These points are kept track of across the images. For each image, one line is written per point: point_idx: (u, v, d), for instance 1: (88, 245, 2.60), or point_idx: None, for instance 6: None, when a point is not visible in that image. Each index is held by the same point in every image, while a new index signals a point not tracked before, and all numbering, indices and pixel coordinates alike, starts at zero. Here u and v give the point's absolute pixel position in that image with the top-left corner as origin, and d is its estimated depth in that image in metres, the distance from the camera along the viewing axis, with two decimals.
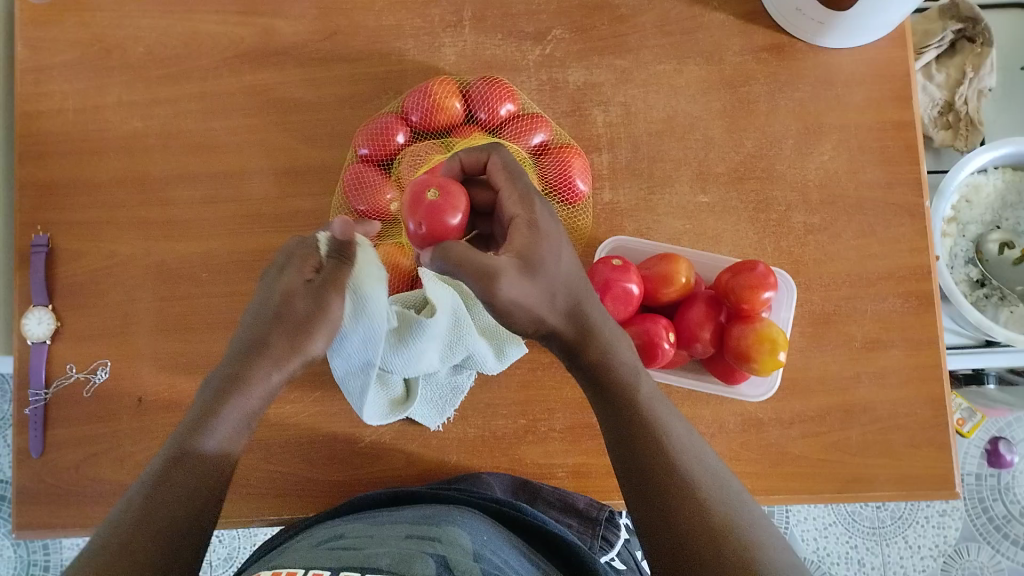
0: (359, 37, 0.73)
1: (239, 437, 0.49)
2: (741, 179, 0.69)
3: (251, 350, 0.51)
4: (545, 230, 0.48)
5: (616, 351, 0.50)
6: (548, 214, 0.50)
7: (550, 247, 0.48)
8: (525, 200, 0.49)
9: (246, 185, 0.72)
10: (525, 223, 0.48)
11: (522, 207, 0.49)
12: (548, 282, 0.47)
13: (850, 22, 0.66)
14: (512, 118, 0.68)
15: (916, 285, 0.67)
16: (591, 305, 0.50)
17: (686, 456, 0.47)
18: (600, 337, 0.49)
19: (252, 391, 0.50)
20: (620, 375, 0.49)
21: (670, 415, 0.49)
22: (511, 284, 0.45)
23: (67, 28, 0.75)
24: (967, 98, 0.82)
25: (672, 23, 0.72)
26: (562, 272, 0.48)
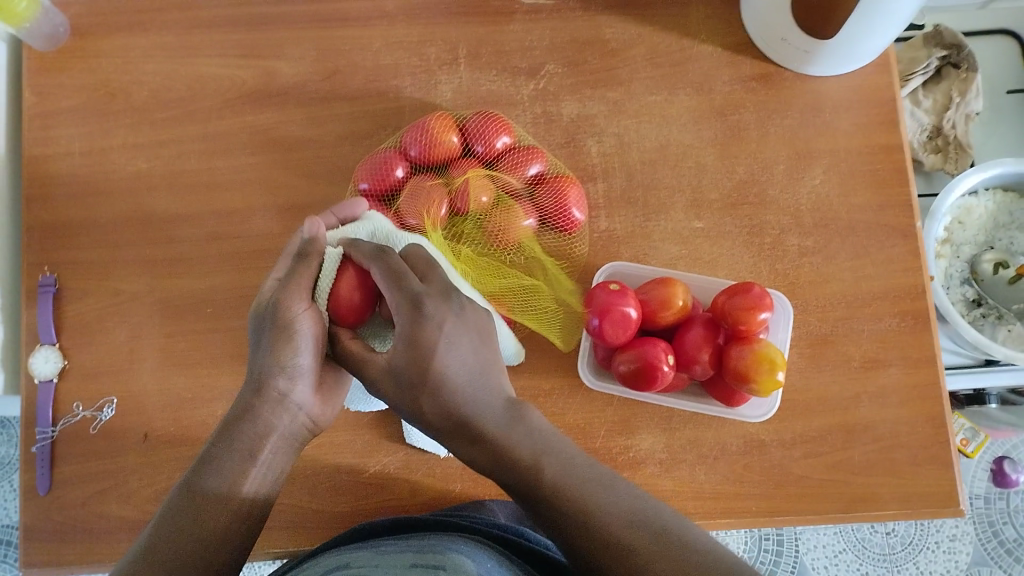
0: (358, 76, 0.76)
1: (245, 472, 0.50)
2: (734, 205, 0.70)
3: (249, 385, 0.52)
4: (422, 338, 0.48)
5: (510, 445, 0.48)
6: (434, 318, 0.49)
7: (418, 353, 0.48)
8: (407, 306, 0.49)
9: (249, 222, 0.73)
10: (403, 336, 0.49)
11: (400, 316, 0.49)
12: (424, 390, 0.48)
13: (835, 50, 0.67)
14: (509, 150, 0.70)
15: (911, 304, 0.68)
16: (478, 412, 0.48)
17: (613, 516, 0.44)
18: (488, 431, 0.48)
19: (251, 423, 0.51)
20: (516, 457, 0.47)
21: (587, 479, 0.46)
22: (375, 381, 0.50)
23: (75, 75, 0.78)
24: (954, 123, 0.83)
25: (662, 56, 0.74)
26: (439, 376, 0.48)
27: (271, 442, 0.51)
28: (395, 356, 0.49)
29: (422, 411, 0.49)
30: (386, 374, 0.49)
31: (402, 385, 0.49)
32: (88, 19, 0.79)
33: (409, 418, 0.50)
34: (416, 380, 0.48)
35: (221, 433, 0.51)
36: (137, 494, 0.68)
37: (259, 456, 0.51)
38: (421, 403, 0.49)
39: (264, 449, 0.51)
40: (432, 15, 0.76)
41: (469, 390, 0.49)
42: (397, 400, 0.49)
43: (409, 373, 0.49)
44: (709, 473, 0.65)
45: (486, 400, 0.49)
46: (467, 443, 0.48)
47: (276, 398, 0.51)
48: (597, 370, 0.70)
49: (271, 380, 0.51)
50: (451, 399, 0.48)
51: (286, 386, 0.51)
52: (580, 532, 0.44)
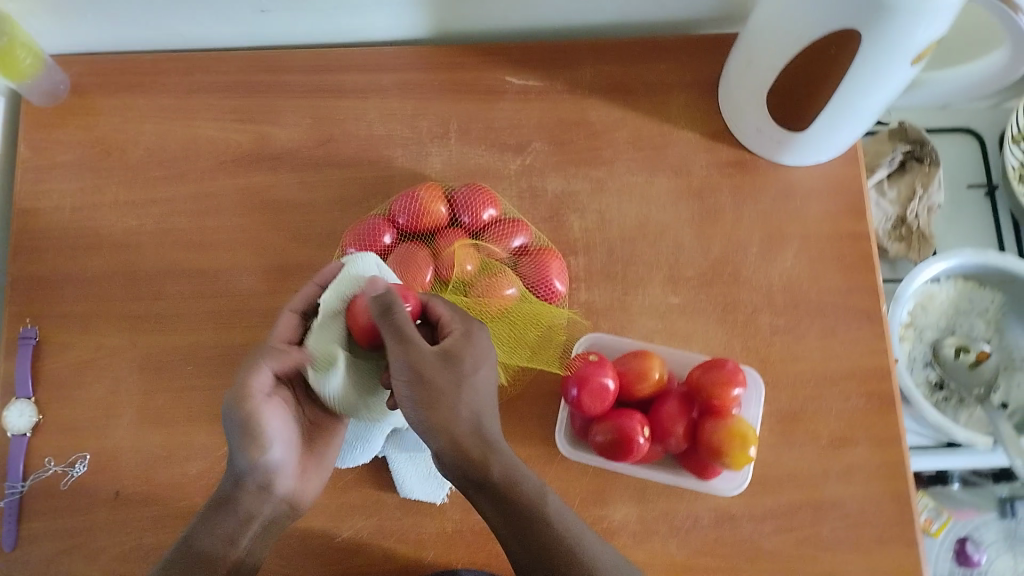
0: (351, 145, 0.78)
1: (230, 554, 0.56)
2: (709, 283, 0.73)
3: (228, 478, 0.57)
4: (477, 339, 0.56)
5: (515, 465, 0.54)
6: (484, 334, 0.57)
7: (471, 352, 0.55)
8: (463, 319, 0.57)
9: (235, 281, 0.74)
10: (461, 331, 0.56)
11: (460, 324, 0.57)
12: (466, 379, 0.53)
13: (807, 141, 0.71)
14: (494, 222, 0.72)
15: (877, 385, 0.70)
16: (496, 428, 0.55)
17: (597, 560, 0.53)
18: (502, 455, 0.54)
19: (232, 511, 0.57)
20: (524, 487, 0.54)
21: (574, 522, 0.55)
22: (421, 354, 0.53)
23: (71, 132, 0.80)
24: (918, 213, 0.88)
25: (643, 138, 0.78)
26: (481, 378, 0.54)
27: (251, 527, 0.57)
28: (446, 344, 0.54)
29: (458, 397, 0.53)
30: (436, 354, 0.53)
31: (447, 368, 0.53)
32: (89, 78, 0.81)
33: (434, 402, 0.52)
34: (461, 369, 0.53)
35: (204, 516, 0.57)
36: (105, 552, 0.67)
37: (240, 540, 0.57)
38: (461, 391, 0.53)
39: (246, 535, 0.57)
40: (425, 89, 0.79)
41: (492, 408, 0.55)
42: (431, 379, 0.52)
43: (462, 359, 0.54)
44: (681, 546, 0.66)
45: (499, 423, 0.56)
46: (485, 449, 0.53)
47: (253, 489, 0.57)
48: (574, 440, 0.70)
49: (248, 476, 0.57)
50: (481, 406, 0.54)
51: (262, 479, 0.57)
52: (554, 554, 0.52)
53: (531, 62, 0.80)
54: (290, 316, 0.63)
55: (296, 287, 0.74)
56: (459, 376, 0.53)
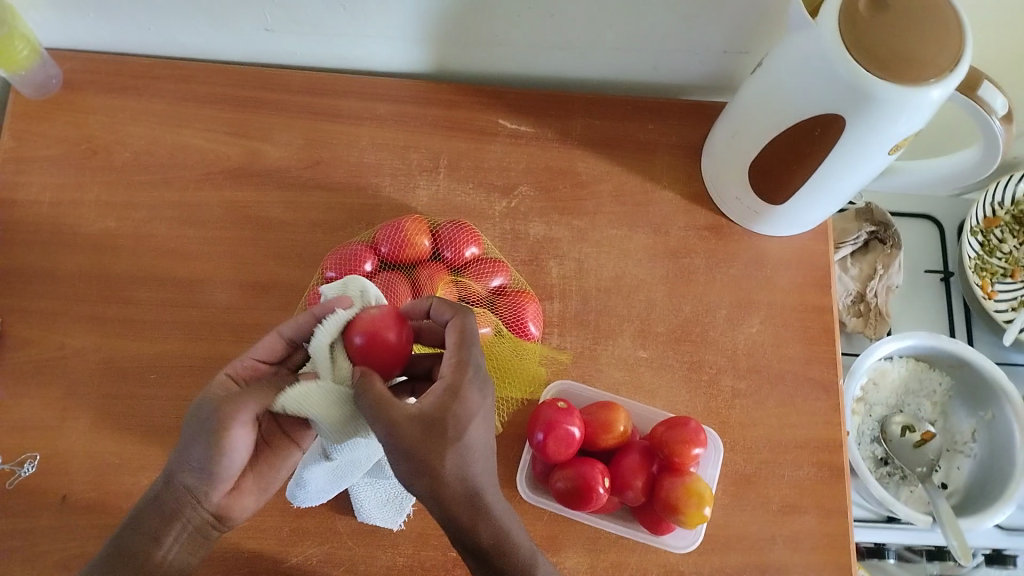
0: (340, 169, 0.79)
1: (148, 556, 0.55)
2: (677, 341, 0.75)
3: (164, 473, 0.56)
4: (465, 395, 0.51)
5: (510, 534, 0.51)
6: (476, 385, 0.52)
7: (457, 415, 0.50)
8: (457, 368, 0.53)
9: (209, 292, 0.74)
10: (444, 388, 0.52)
11: (452, 373, 0.52)
12: (452, 444, 0.50)
13: (781, 215, 0.74)
14: (475, 260, 0.74)
15: (828, 456, 0.72)
16: (492, 493, 0.51)
17: None
18: (493, 520, 0.51)
19: (160, 511, 0.56)
20: (516, 554, 0.51)
21: None
22: (397, 423, 0.50)
23: (58, 127, 0.79)
24: (877, 292, 0.91)
25: (626, 194, 0.80)
26: (466, 441, 0.50)
27: (175, 528, 0.56)
28: (427, 404, 0.51)
29: (442, 466, 0.49)
30: (413, 421, 0.50)
31: (427, 436, 0.49)
32: (82, 75, 0.81)
33: (417, 472, 0.49)
34: (446, 435, 0.49)
35: (143, 504, 0.57)
36: (43, 558, 0.65)
37: (162, 540, 0.56)
38: (445, 460, 0.49)
39: (168, 535, 0.56)
40: (420, 123, 0.81)
41: (486, 470, 0.52)
42: (412, 448, 0.49)
43: (442, 424, 0.50)
44: None
45: (495, 485, 0.52)
46: (475, 518, 0.50)
47: (183, 493, 0.56)
48: (534, 485, 0.71)
49: (179, 478, 0.55)
50: (473, 472, 0.50)
51: (191, 482, 0.56)
52: None
53: (525, 109, 0.82)
54: (273, 337, 0.60)
55: (271, 304, 0.74)
56: (443, 443, 0.49)
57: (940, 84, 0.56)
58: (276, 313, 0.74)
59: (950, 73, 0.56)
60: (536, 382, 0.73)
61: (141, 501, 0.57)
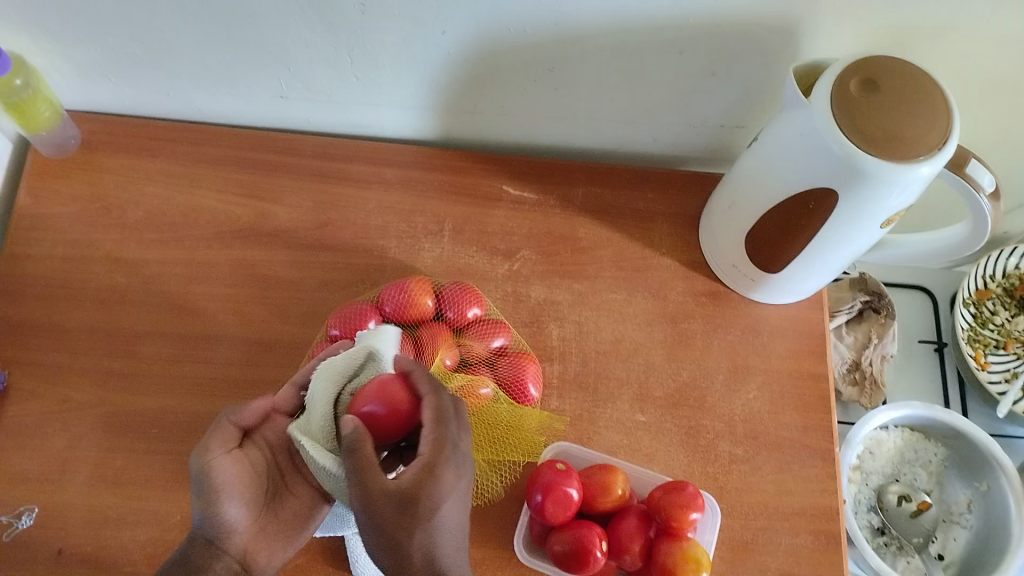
0: (347, 231, 0.81)
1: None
2: (675, 405, 0.76)
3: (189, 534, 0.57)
4: (440, 474, 0.54)
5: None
6: (453, 464, 0.55)
7: (431, 494, 0.53)
8: (436, 445, 0.55)
9: (214, 348, 0.75)
10: (422, 466, 0.54)
11: (432, 452, 0.55)
12: (423, 524, 0.52)
13: (777, 283, 0.76)
14: (477, 320, 0.75)
15: (826, 524, 0.72)
16: (456, 573, 0.53)
17: None
18: None
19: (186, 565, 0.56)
20: None
21: None
22: (370, 495, 0.52)
23: (75, 185, 0.82)
24: (871, 360, 0.93)
25: (626, 260, 0.82)
26: (437, 520, 0.53)
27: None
28: (404, 481, 0.53)
29: (411, 544, 0.52)
30: (389, 497, 0.52)
31: (401, 513, 0.52)
32: (101, 136, 0.84)
33: (385, 547, 0.52)
34: (416, 514, 0.52)
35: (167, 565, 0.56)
36: None
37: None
38: (413, 540, 0.52)
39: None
40: (426, 188, 0.83)
41: (455, 550, 0.54)
42: (381, 521, 0.52)
43: (416, 503, 0.52)
44: None
45: (461, 565, 0.54)
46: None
47: (204, 543, 0.57)
48: (531, 547, 0.71)
49: (194, 527, 0.57)
50: (438, 551, 0.53)
51: (208, 531, 0.57)
52: None
53: (528, 176, 0.85)
54: (286, 388, 0.65)
55: (275, 360, 0.75)
56: (415, 521, 0.52)
57: (928, 162, 0.59)
58: (279, 369, 0.75)
59: (939, 151, 0.59)
60: (532, 447, 0.73)
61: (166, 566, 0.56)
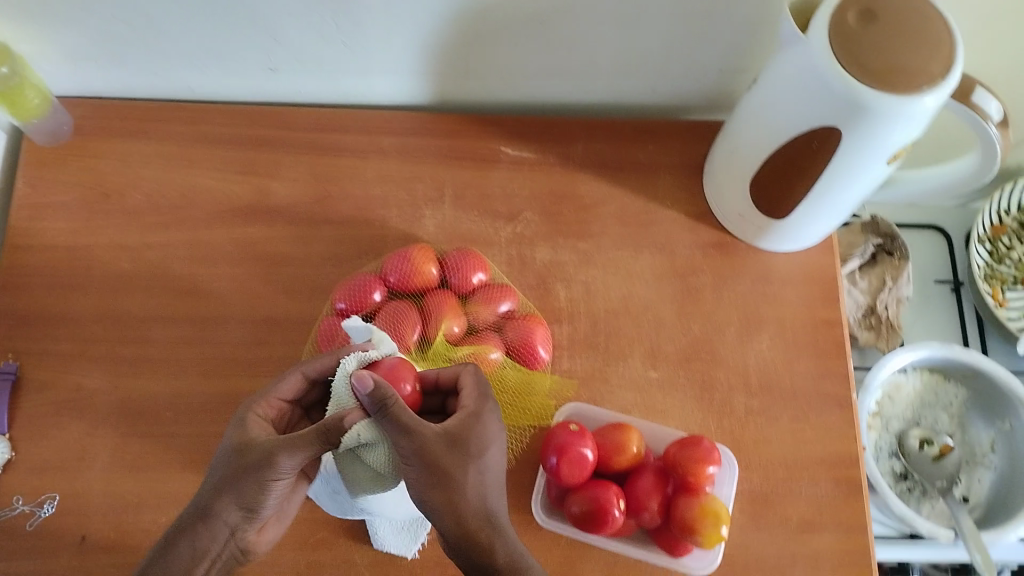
0: (347, 203, 0.80)
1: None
2: (687, 360, 0.75)
3: (200, 506, 0.56)
4: (486, 419, 0.57)
5: (517, 548, 0.55)
6: (495, 412, 0.58)
7: (478, 435, 0.56)
8: (479, 396, 0.58)
9: (221, 329, 0.75)
10: (468, 411, 0.57)
11: (474, 400, 0.58)
12: (474, 460, 0.54)
13: (786, 230, 0.74)
14: (483, 285, 0.74)
15: (845, 471, 0.72)
16: (502, 509, 0.56)
17: None
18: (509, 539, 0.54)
19: (192, 545, 0.56)
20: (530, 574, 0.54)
21: None
22: (422, 438, 0.54)
23: (71, 172, 0.81)
24: (887, 304, 0.91)
25: (631, 216, 0.81)
26: (486, 457, 0.55)
27: (202, 563, 0.56)
28: (453, 424, 0.55)
29: (464, 481, 0.53)
30: (439, 437, 0.54)
31: (452, 451, 0.54)
32: (93, 121, 0.83)
33: (437, 487, 0.53)
34: (467, 452, 0.54)
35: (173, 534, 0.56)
36: None
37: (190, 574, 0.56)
38: (467, 477, 0.54)
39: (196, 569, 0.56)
40: (424, 154, 0.82)
41: (499, 491, 0.56)
42: (436, 462, 0.53)
43: (466, 442, 0.55)
44: None
45: (505, 503, 0.57)
46: (486, 532, 0.54)
47: (223, 528, 0.56)
48: (549, 510, 0.71)
49: (222, 513, 0.56)
50: (487, 489, 0.55)
51: (232, 520, 0.56)
52: None
53: (527, 136, 0.83)
54: (297, 376, 0.62)
55: (282, 338, 0.74)
56: (466, 458, 0.54)
57: (933, 92, 0.57)
58: (287, 347, 0.74)
59: (943, 81, 0.57)
60: (545, 409, 0.73)
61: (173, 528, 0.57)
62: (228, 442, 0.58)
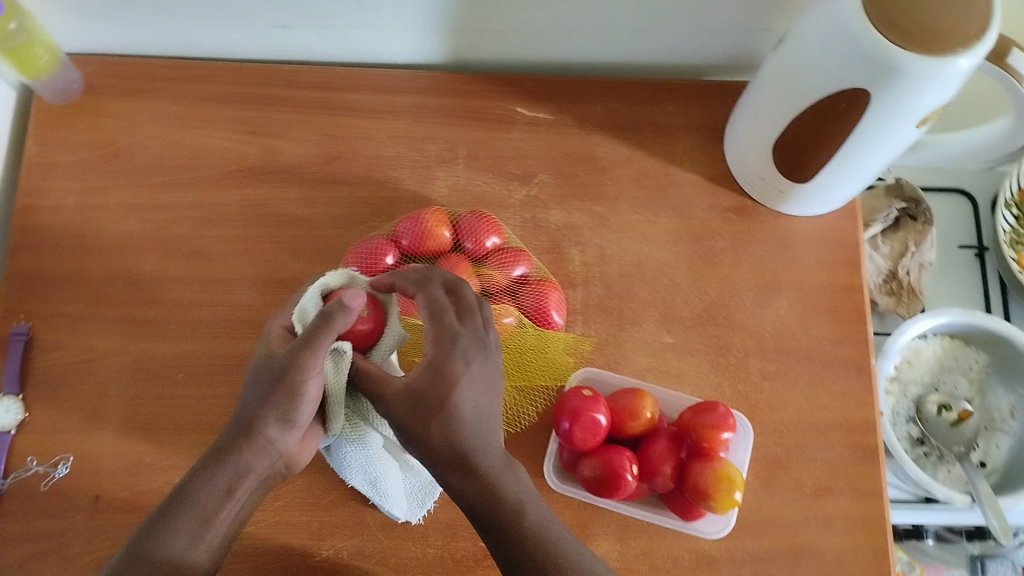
0: (359, 163, 0.79)
1: (215, 517, 0.53)
2: (703, 325, 0.74)
3: (239, 425, 0.56)
4: (449, 366, 0.54)
5: (497, 485, 0.53)
6: (462, 353, 0.55)
7: (439, 385, 0.54)
8: (440, 341, 0.55)
9: (233, 291, 0.75)
10: (431, 363, 0.55)
11: (435, 349, 0.55)
12: (437, 413, 0.53)
13: (807, 194, 0.73)
14: (497, 249, 0.73)
15: (861, 437, 0.71)
16: (480, 447, 0.54)
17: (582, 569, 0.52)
18: (483, 479, 0.53)
19: (235, 463, 0.55)
20: (507, 509, 0.53)
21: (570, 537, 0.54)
22: (389, 400, 0.55)
23: (79, 131, 0.81)
24: (909, 269, 0.89)
25: (647, 177, 0.79)
26: (451, 405, 0.53)
27: (247, 481, 0.55)
28: (414, 381, 0.54)
29: (427, 436, 0.53)
30: (403, 397, 0.54)
31: (415, 410, 0.54)
32: (102, 80, 0.82)
33: (412, 441, 0.54)
34: (428, 407, 0.53)
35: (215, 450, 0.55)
36: (80, 556, 0.67)
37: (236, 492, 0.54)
38: (430, 432, 0.53)
39: (242, 487, 0.54)
40: (437, 113, 0.80)
41: (478, 430, 0.54)
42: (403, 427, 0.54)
43: (427, 398, 0.54)
44: None
45: (488, 439, 0.55)
46: (463, 473, 0.53)
47: (262, 443, 0.55)
48: (562, 474, 0.71)
49: (261, 426, 0.55)
50: (459, 433, 0.53)
51: (272, 435, 0.56)
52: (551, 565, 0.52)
53: (541, 95, 0.81)
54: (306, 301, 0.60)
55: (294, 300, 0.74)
56: (427, 414, 0.53)
57: (967, 54, 0.55)
58: None
59: (978, 42, 0.55)
60: (560, 373, 0.73)
61: (212, 453, 0.55)
62: (257, 361, 0.57)
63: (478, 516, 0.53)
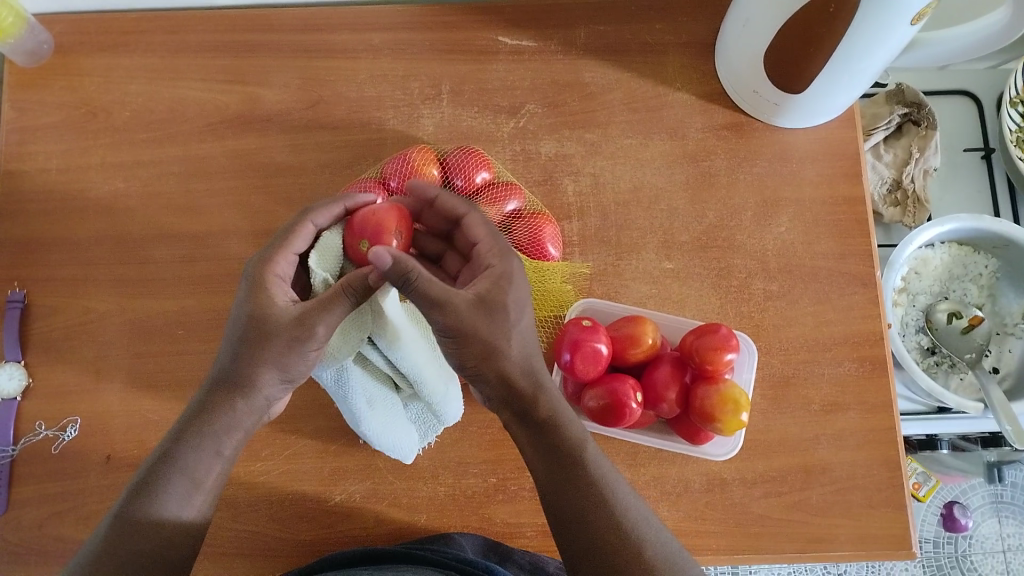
0: (342, 107, 0.77)
1: (205, 481, 0.54)
2: (704, 248, 0.73)
3: (219, 383, 0.55)
4: (516, 281, 0.54)
5: (563, 413, 0.55)
6: (521, 269, 0.55)
7: (512, 298, 0.53)
8: (502, 253, 0.55)
9: (223, 245, 0.74)
10: (500, 274, 0.53)
11: (500, 261, 0.54)
12: (511, 324, 0.52)
13: (803, 104, 0.70)
14: (488, 184, 0.71)
15: (868, 351, 0.70)
16: (542, 373, 0.55)
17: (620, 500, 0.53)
18: (549, 397, 0.54)
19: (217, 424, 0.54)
20: (566, 431, 0.54)
21: (610, 469, 0.55)
22: (456, 308, 0.50)
23: (54, 91, 0.79)
24: (914, 177, 0.86)
25: (639, 100, 0.76)
26: (523, 319, 0.53)
27: (233, 440, 0.55)
28: (480, 288, 0.52)
29: (505, 343, 0.52)
30: (473, 303, 0.51)
31: (488, 315, 0.51)
32: (74, 37, 0.79)
33: (484, 357, 0.52)
34: (502, 316, 0.52)
35: (196, 411, 0.55)
36: (96, 515, 0.68)
37: (223, 451, 0.55)
38: (506, 341, 0.52)
39: (229, 446, 0.55)
40: (418, 49, 0.78)
41: (536, 353, 0.55)
42: (478, 334, 0.51)
43: (502, 305, 0.52)
44: (672, 510, 0.66)
45: (544, 365, 0.55)
46: (536, 399, 0.54)
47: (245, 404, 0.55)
48: None
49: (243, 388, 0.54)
50: (528, 348, 0.54)
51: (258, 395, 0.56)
52: (590, 489, 0.53)
53: (525, 22, 0.78)
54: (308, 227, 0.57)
55: None
56: (502, 322, 0.52)
57: None
58: None
59: None
60: (560, 301, 0.72)
61: (192, 413, 0.55)
62: (244, 315, 0.54)
63: (539, 439, 0.54)
